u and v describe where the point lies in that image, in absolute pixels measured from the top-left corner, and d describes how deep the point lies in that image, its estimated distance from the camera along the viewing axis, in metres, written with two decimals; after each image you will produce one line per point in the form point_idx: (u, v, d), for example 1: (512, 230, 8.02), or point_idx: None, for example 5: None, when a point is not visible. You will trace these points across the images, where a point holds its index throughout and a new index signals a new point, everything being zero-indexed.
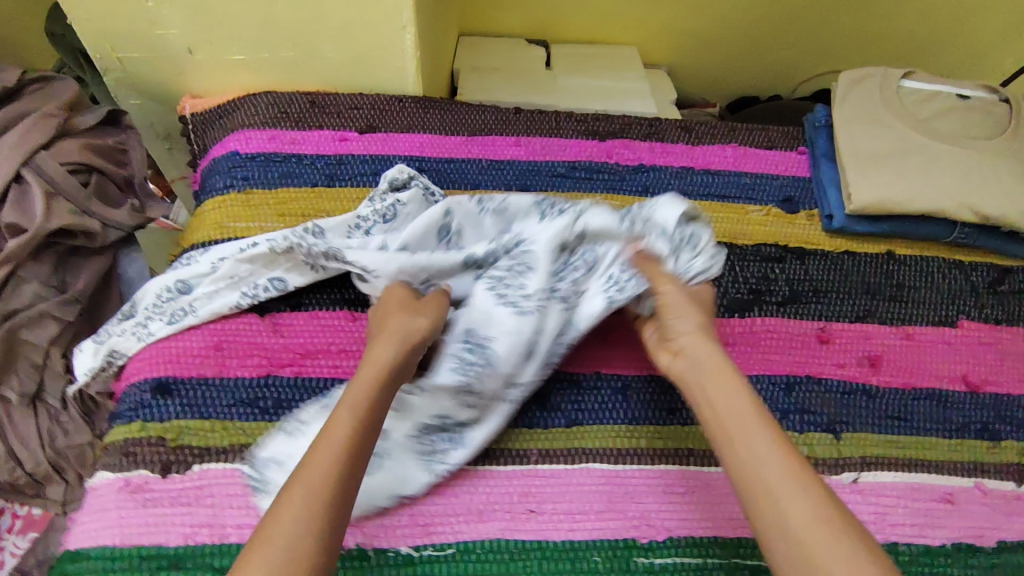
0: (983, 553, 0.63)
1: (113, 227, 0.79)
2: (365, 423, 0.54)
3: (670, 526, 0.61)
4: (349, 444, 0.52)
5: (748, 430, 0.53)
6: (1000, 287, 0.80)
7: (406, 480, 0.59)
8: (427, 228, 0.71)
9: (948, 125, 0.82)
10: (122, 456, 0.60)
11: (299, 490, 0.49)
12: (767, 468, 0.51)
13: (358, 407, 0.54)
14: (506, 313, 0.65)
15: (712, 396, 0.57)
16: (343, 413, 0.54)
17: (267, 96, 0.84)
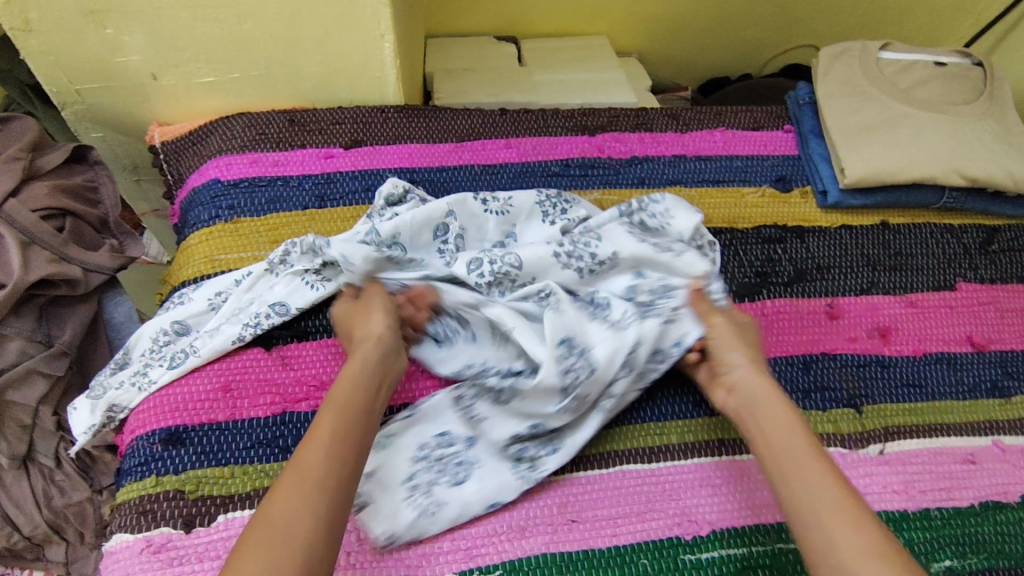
0: (1011, 509, 0.64)
1: (94, 271, 0.74)
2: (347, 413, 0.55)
3: (711, 518, 0.61)
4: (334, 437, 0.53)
5: (801, 464, 0.54)
6: (991, 247, 0.82)
7: (500, 490, 0.59)
8: (425, 223, 0.70)
9: (929, 92, 0.84)
10: (138, 515, 0.57)
11: (288, 484, 0.50)
12: (821, 502, 0.51)
13: (338, 400, 0.56)
14: (599, 325, 0.65)
15: (768, 431, 0.58)
16: (325, 408, 0.55)
17: (243, 118, 0.81)
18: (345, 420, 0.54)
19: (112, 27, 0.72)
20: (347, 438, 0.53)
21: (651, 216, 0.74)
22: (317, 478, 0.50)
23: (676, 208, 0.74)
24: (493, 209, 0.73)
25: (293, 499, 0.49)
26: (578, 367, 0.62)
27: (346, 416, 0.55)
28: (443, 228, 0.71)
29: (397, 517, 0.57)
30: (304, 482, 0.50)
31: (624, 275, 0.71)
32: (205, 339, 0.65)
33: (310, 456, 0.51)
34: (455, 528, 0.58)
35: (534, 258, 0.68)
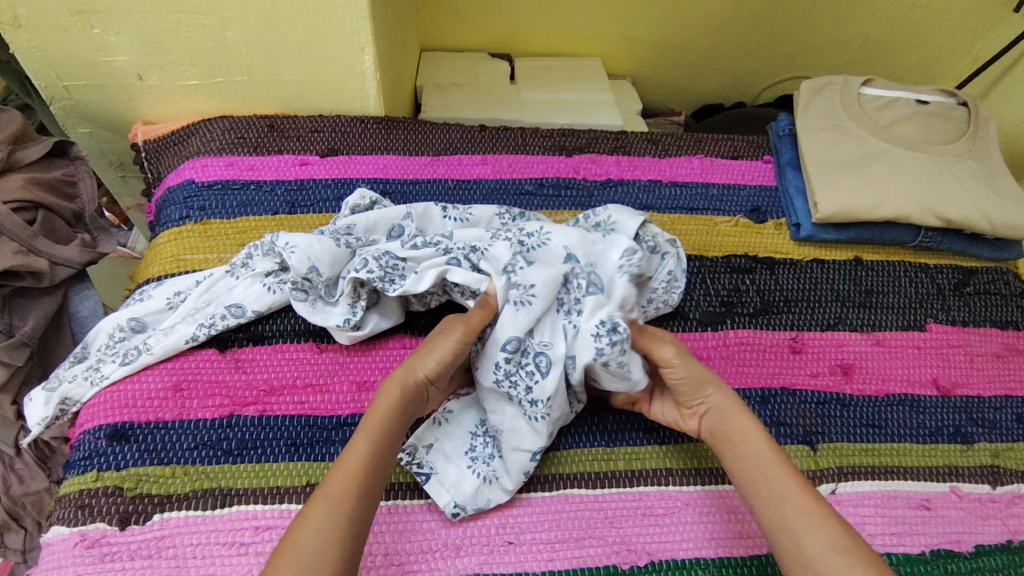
0: (963, 558, 0.63)
1: (61, 264, 0.75)
2: (387, 440, 0.56)
3: (649, 546, 0.60)
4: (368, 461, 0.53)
5: (766, 472, 0.56)
6: (965, 288, 0.81)
7: (524, 440, 0.61)
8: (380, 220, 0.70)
9: (909, 131, 0.83)
10: (76, 509, 0.57)
11: (322, 505, 0.50)
12: (787, 506, 0.53)
13: (376, 424, 0.56)
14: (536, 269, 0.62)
15: (735, 438, 0.59)
16: (361, 433, 0.55)
17: (224, 122, 0.82)
18: (383, 448, 0.55)
19: (98, 28, 0.74)
20: (381, 467, 0.54)
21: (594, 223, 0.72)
22: (352, 509, 0.50)
23: (619, 216, 0.71)
24: (451, 216, 0.72)
25: (325, 520, 0.49)
26: (518, 284, 0.61)
27: (384, 443, 0.55)
28: (398, 228, 0.71)
29: (460, 487, 0.60)
30: (340, 507, 0.50)
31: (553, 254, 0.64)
32: (160, 337, 0.65)
33: (343, 479, 0.52)
34: (390, 543, 0.58)
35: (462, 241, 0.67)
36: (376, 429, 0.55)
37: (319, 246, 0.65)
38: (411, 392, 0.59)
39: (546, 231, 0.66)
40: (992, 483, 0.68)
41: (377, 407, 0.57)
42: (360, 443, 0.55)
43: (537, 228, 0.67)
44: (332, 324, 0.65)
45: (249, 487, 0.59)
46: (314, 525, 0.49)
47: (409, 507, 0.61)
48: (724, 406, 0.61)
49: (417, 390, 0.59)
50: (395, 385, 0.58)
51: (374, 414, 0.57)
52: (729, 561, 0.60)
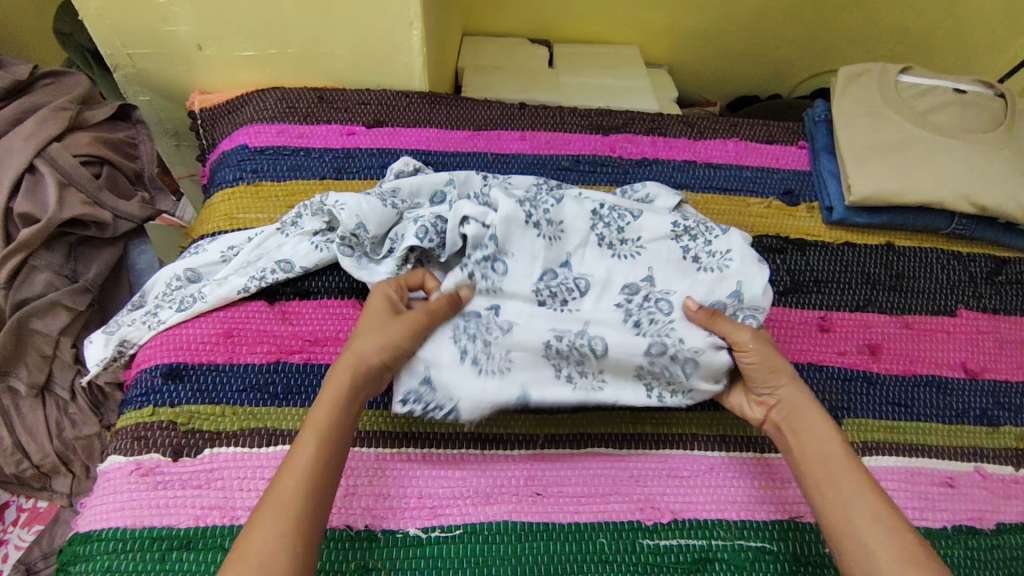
0: (984, 535, 0.64)
1: (123, 218, 0.80)
2: (330, 439, 0.53)
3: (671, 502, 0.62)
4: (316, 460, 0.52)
5: (836, 473, 0.54)
6: (997, 277, 0.81)
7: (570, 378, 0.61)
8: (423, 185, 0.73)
9: (946, 119, 0.84)
10: (133, 440, 0.61)
11: (267, 510, 0.48)
12: (853, 510, 0.51)
13: (322, 420, 0.54)
14: (560, 209, 0.68)
15: (812, 436, 0.57)
16: (309, 432, 0.53)
17: (276, 92, 0.85)
18: (329, 447, 0.53)
19: None
20: (329, 465, 0.52)
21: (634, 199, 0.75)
22: (298, 508, 0.49)
23: (658, 192, 0.75)
24: (492, 184, 0.75)
25: (270, 528, 0.47)
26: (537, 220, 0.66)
27: (329, 437, 0.53)
28: (441, 193, 0.74)
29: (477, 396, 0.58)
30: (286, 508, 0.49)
31: (578, 204, 0.69)
32: (214, 287, 0.69)
33: (292, 481, 0.50)
34: (423, 487, 0.61)
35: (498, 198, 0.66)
36: (320, 428, 0.53)
37: (368, 206, 0.68)
38: (360, 381, 0.57)
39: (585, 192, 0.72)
40: (1015, 465, 0.69)
41: (321, 408, 0.54)
42: (306, 442, 0.53)
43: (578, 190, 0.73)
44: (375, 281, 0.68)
45: (294, 428, 0.63)
46: (265, 534, 0.47)
47: (442, 456, 0.63)
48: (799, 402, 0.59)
49: (364, 378, 0.57)
50: (344, 374, 0.56)
51: (320, 414, 0.54)
52: (752, 524, 0.62)
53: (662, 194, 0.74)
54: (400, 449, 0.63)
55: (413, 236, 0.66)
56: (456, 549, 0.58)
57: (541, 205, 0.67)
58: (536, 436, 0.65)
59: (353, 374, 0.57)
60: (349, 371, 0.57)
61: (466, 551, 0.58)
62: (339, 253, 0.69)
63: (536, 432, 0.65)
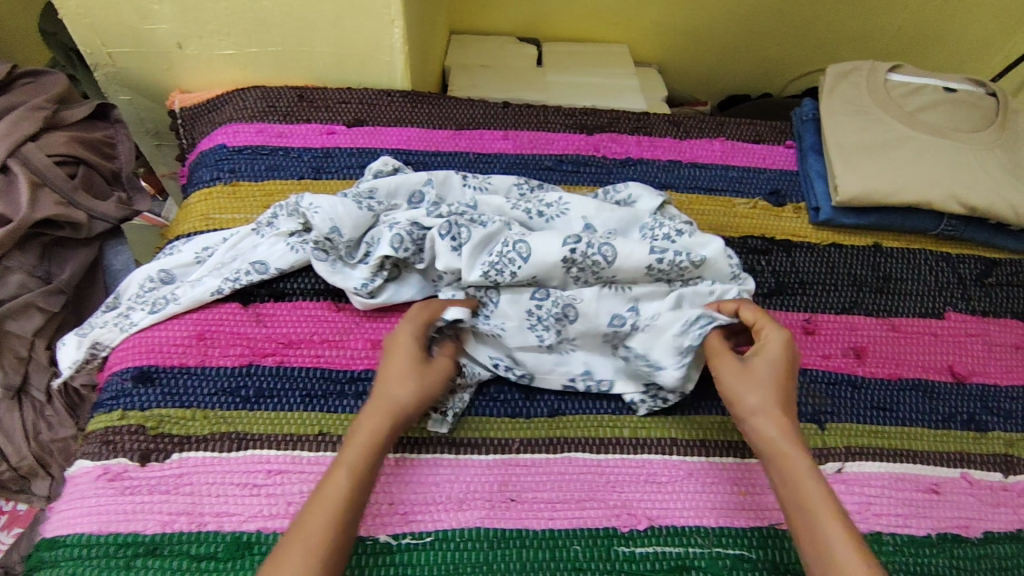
0: (970, 543, 0.62)
1: (99, 219, 0.80)
2: (362, 476, 0.53)
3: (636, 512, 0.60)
4: (349, 498, 0.51)
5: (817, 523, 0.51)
6: (987, 279, 0.80)
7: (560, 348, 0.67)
8: (402, 185, 0.72)
9: (935, 118, 0.82)
10: (102, 444, 0.61)
11: (298, 548, 0.48)
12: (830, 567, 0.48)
13: (357, 456, 0.54)
14: (535, 244, 0.65)
15: (789, 478, 0.54)
16: (341, 468, 0.53)
17: (256, 91, 0.85)
18: (360, 486, 0.52)
19: None
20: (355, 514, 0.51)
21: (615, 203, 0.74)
22: (329, 550, 0.48)
23: (639, 193, 0.74)
24: (471, 184, 0.74)
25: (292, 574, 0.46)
26: (506, 258, 0.65)
27: (361, 485, 0.52)
28: (420, 194, 0.73)
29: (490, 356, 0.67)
30: (315, 548, 0.48)
31: (552, 239, 0.65)
32: (188, 288, 0.68)
33: (317, 521, 0.49)
34: (395, 493, 0.60)
35: (477, 234, 0.66)
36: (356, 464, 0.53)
37: (343, 208, 0.67)
38: (394, 429, 0.57)
39: (565, 201, 0.71)
40: (1004, 472, 0.67)
41: (356, 441, 0.55)
42: (339, 481, 0.52)
43: (557, 198, 0.71)
44: (348, 285, 0.67)
45: (266, 433, 0.62)
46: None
47: (415, 460, 0.62)
48: (777, 440, 0.56)
49: (399, 425, 0.57)
50: (381, 418, 0.56)
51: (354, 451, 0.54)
52: (730, 531, 0.61)
53: (647, 195, 0.73)
54: None
55: (387, 244, 0.66)
56: (427, 557, 0.57)
57: (513, 246, 0.65)
58: (510, 441, 0.64)
59: (389, 422, 0.56)
60: (386, 415, 0.57)
61: (437, 559, 0.57)
62: (313, 257, 0.68)
63: (510, 437, 0.64)
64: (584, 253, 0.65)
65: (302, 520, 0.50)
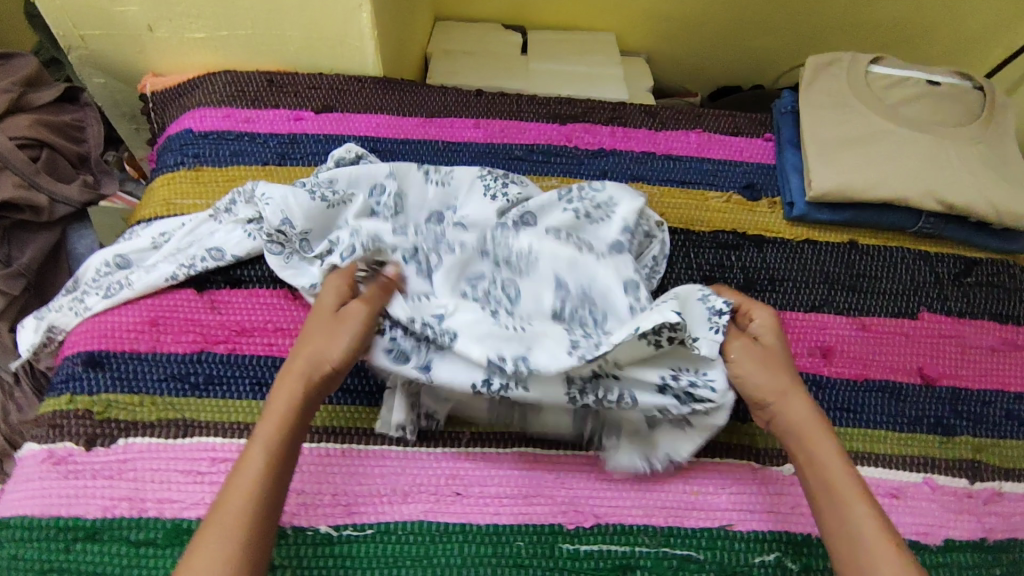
0: (928, 551, 0.61)
1: (60, 201, 0.80)
2: (279, 446, 0.53)
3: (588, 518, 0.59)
4: (266, 469, 0.51)
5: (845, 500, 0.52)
6: (965, 279, 0.77)
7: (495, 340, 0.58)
8: (363, 176, 0.70)
9: (916, 112, 0.80)
10: (49, 428, 0.60)
11: (215, 530, 0.48)
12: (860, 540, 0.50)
13: (272, 428, 0.54)
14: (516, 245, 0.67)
15: (815, 460, 0.55)
16: (256, 441, 0.53)
17: (226, 76, 0.84)
18: (278, 453, 0.53)
19: None
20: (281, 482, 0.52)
21: (594, 204, 0.70)
22: (246, 526, 0.49)
23: (619, 195, 0.70)
24: (434, 179, 0.71)
25: (216, 550, 0.47)
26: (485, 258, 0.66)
27: (278, 444, 0.53)
28: (381, 186, 0.70)
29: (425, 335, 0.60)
30: (234, 528, 0.49)
31: (533, 243, 0.66)
32: (142, 274, 0.68)
33: (234, 501, 0.50)
34: (339, 484, 0.60)
35: (457, 256, 0.65)
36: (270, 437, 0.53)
37: (294, 200, 0.67)
38: (308, 391, 0.56)
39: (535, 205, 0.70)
40: (970, 478, 0.66)
41: (272, 412, 0.54)
42: (253, 454, 0.52)
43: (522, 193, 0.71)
44: (300, 282, 0.66)
45: (214, 420, 0.61)
46: (207, 555, 0.47)
47: (361, 452, 0.62)
48: (802, 423, 0.57)
49: (317, 386, 0.57)
50: (297, 381, 0.56)
51: (269, 424, 0.54)
52: (679, 531, 0.59)
53: (624, 190, 0.70)
54: (317, 444, 0.61)
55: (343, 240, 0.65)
56: (367, 548, 0.57)
57: (496, 272, 0.65)
58: (459, 435, 0.63)
59: (303, 386, 0.56)
60: (302, 378, 0.56)
61: (377, 552, 0.57)
62: (268, 250, 0.68)
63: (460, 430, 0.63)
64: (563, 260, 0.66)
65: (223, 497, 0.50)
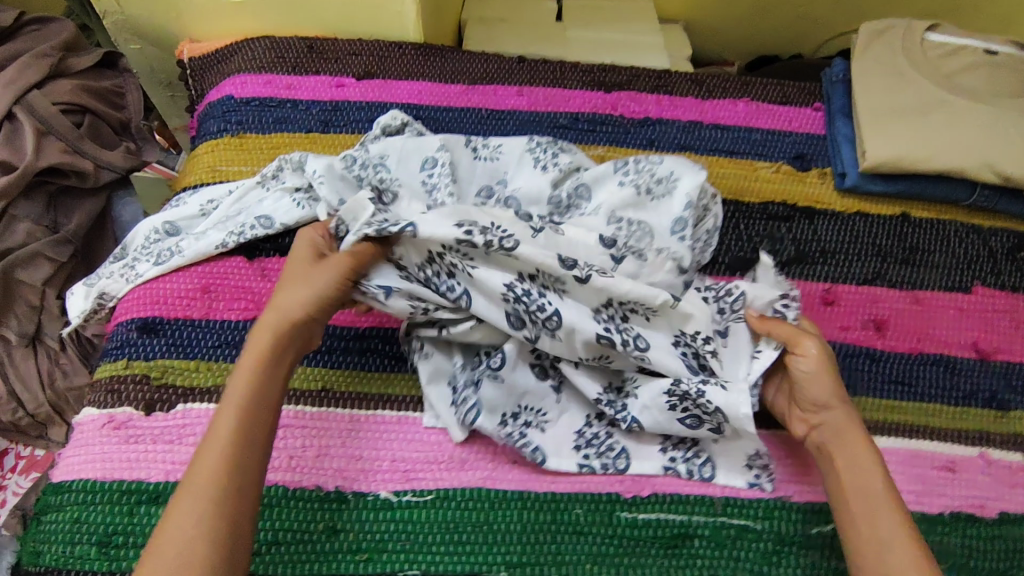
0: (984, 524, 0.61)
1: (105, 169, 0.84)
2: (257, 400, 0.52)
3: (664, 461, 0.60)
4: (240, 425, 0.50)
5: (874, 506, 0.51)
6: (1020, 253, 0.76)
7: (550, 250, 0.59)
8: (413, 152, 0.69)
9: (972, 82, 0.78)
10: (107, 393, 0.61)
11: (188, 490, 0.48)
12: (887, 549, 0.49)
13: (249, 381, 0.53)
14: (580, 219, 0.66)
15: (850, 465, 0.54)
16: (230, 398, 0.52)
17: (265, 41, 0.82)
18: (253, 410, 0.51)
19: None
20: (251, 447, 0.50)
21: (656, 178, 0.68)
22: (218, 484, 0.48)
23: (680, 169, 0.68)
24: (482, 156, 0.71)
25: (187, 509, 0.46)
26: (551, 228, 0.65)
27: (252, 398, 0.52)
28: (432, 160, 0.69)
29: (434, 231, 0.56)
30: (206, 485, 0.47)
31: (600, 218, 0.65)
32: (192, 241, 0.67)
33: (208, 456, 0.49)
34: (397, 450, 0.60)
35: None
36: (245, 391, 0.52)
37: (344, 184, 0.67)
38: (281, 347, 0.55)
39: (584, 178, 0.69)
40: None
41: (245, 369, 0.53)
42: (228, 411, 0.51)
43: (570, 162, 0.70)
44: None
45: None
46: (182, 514, 0.46)
47: (415, 420, 0.62)
48: (841, 426, 0.56)
49: (289, 334, 0.56)
50: (266, 332, 0.55)
51: (241, 380, 0.53)
52: (736, 501, 0.60)
53: (688, 164, 0.69)
54: (375, 411, 0.62)
55: None
56: (427, 514, 0.57)
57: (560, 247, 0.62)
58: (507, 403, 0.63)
59: (275, 341, 0.55)
60: (271, 328, 0.55)
61: (436, 516, 0.57)
62: (327, 226, 0.64)
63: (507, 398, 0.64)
64: (630, 231, 0.65)
65: (197, 455, 0.50)
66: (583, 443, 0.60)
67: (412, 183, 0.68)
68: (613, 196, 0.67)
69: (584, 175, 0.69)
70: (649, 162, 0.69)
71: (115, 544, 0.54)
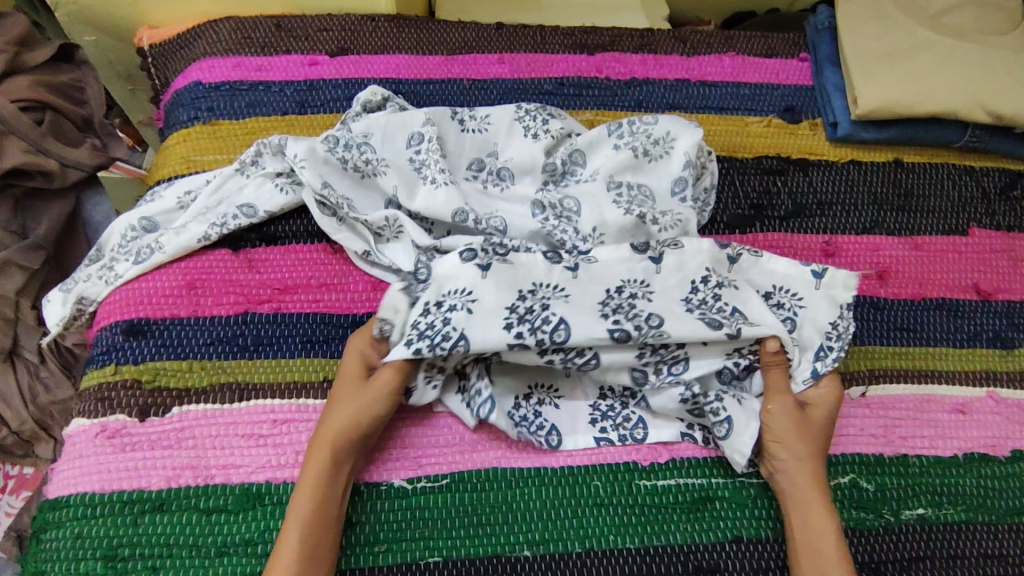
0: (998, 463, 0.61)
1: (71, 166, 0.82)
2: (318, 524, 0.51)
3: (681, 427, 0.59)
4: (303, 552, 0.49)
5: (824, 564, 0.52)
6: (1012, 192, 0.76)
7: (590, 300, 0.57)
8: (398, 128, 0.67)
9: (958, 22, 0.77)
10: (96, 402, 0.58)
11: None
12: None
13: (306, 503, 0.51)
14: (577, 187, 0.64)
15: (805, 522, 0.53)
16: (293, 523, 0.50)
17: (230, 22, 0.78)
18: (316, 535, 0.50)
19: None
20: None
21: (652, 140, 0.67)
22: None
23: (677, 131, 0.67)
24: (470, 129, 0.68)
25: None
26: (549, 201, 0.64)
27: (315, 522, 0.51)
28: (419, 136, 0.67)
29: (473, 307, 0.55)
30: None
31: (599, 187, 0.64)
32: (172, 235, 0.64)
33: None
34: (406, 436, 0.58)
35: (518, 229, 0.63)
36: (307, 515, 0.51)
37: (326, 166, 0.64)
38: (340, 466, 0.53)
39: (580, 146, 0.67)
40: None
41: (304, 490, 0.52)
42: (290, 534, 0.50)
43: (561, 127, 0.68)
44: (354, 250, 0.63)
45: (267, 382, 0.59)
46: None
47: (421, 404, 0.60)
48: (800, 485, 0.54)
49: (344, 453, 0.53)
50: (322, 452, 0.53)
51: (301, 503, 0.51)
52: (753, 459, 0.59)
53: (684, 125, 0.67)
54: None
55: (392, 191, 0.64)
56: (443, 499, 0.56)
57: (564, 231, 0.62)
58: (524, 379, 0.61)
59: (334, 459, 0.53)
60: (325, 454, 0.53)
61: (454, 500, 0.55)
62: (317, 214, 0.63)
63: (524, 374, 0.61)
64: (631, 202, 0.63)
65: None
66: (598, 417, 0.59)
67: (400, 160, 0.66)
68: (608, 160, 0.66)
69: (579, 142, 0.67)
70: (643, 124, 0.68)
71: (122, 557, 0.52)
